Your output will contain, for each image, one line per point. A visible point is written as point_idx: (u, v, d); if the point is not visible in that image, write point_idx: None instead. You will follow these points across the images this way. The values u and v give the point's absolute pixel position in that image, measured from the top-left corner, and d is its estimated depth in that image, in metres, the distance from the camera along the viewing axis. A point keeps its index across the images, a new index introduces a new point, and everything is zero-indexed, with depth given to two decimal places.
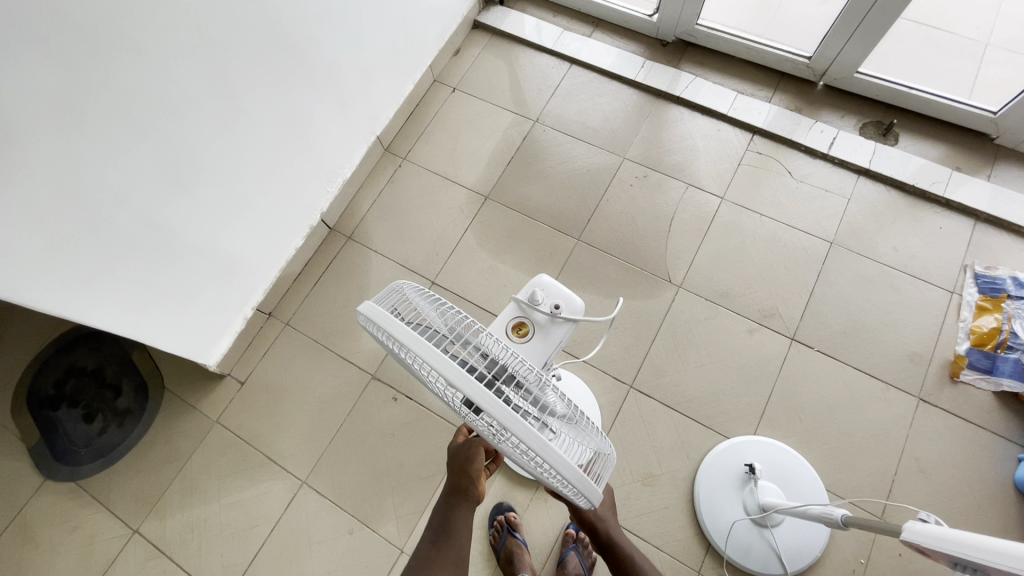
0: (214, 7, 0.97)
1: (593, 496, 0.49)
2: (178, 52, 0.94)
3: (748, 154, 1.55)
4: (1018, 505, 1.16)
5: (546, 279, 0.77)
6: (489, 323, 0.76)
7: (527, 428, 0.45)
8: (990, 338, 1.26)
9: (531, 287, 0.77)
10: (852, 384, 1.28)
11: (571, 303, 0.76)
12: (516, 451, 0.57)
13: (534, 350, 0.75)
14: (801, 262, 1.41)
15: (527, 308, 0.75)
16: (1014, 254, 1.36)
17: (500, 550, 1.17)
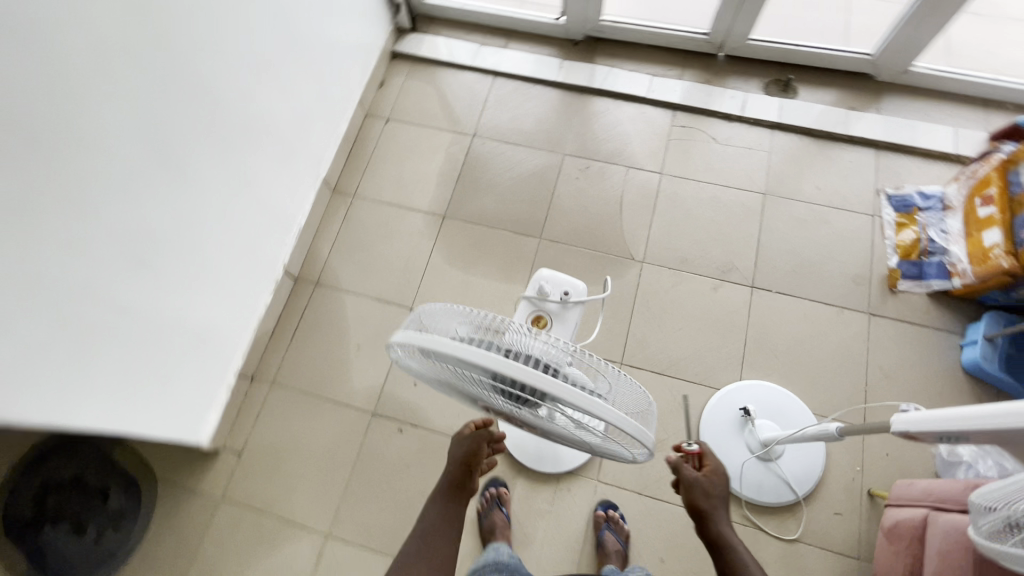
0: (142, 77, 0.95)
1: (642, 441, 0.56)
2: (117, 133, 0.92)
3: (674, 129, 1.68)
4: (970, 385, 1.31)
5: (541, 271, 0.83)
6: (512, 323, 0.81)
7: (578, 395, 0.52)
8: (913, 249, 1.43)
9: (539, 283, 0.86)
10: (811, 314, 1.42)
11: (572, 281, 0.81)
12: (564, 427, 0.63)
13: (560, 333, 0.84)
14: (743, 216, 1.54)
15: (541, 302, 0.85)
16: (914, 172, 1.55)
17: (483, 518, 1.24)
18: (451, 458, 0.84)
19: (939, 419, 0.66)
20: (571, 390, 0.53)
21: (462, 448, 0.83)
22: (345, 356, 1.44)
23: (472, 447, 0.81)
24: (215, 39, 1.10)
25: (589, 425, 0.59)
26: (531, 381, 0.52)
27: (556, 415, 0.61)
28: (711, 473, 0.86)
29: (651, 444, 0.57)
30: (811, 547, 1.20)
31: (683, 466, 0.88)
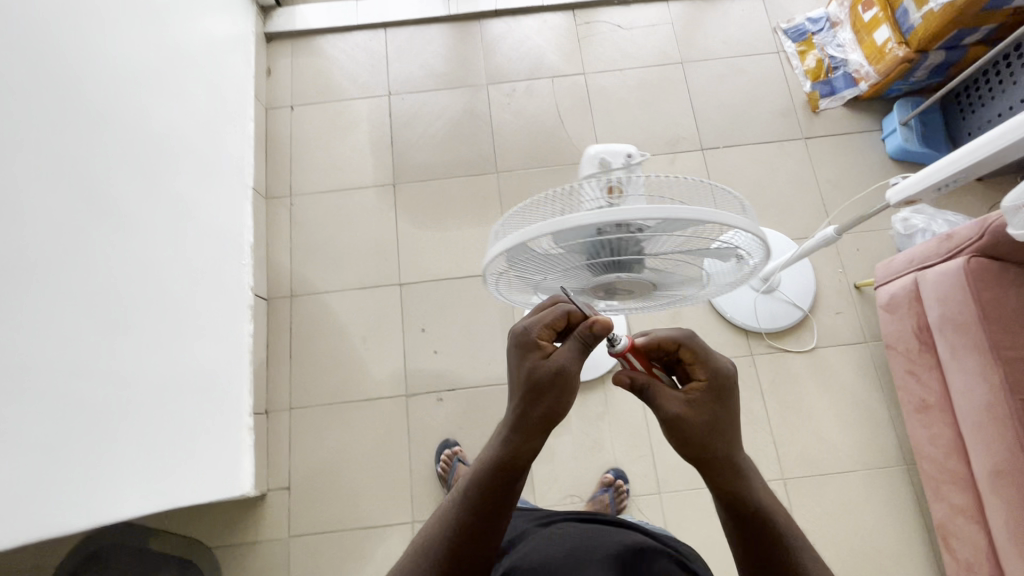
0: (52, 114, 0.81)
1: (758, 235, 0.57)
2: (49, 184, 0.79)
3: (579, 28, 1.69)
4: (899, 169, 1.50)
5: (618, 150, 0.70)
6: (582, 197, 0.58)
7: (679, 210, 0.52)
8: (819, 70, 1.57)
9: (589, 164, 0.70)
10: (759, 155, 1.53)
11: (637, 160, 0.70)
12: (671, 267, 0.63)
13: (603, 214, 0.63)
14: (671, 88, 1.61)
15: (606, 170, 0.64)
16: (796, 3, 1.68)
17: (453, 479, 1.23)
18: (513, 424, 0.59)
19: (924, 180, 0.85)
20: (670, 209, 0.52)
21: (541, 401, 0.58)
22: (355, 354, 1.38)
23: (556, 395, 0.58)
24: (106, 62, 0.96)
25: (696, 246, 0.58)
26: (631, 218, 0.52)
27: (662, 259, 0.61)
28: (710, 398, 0.60)
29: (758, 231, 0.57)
30: (829, 348, 1.35)
31: (671, 408, 0.59)
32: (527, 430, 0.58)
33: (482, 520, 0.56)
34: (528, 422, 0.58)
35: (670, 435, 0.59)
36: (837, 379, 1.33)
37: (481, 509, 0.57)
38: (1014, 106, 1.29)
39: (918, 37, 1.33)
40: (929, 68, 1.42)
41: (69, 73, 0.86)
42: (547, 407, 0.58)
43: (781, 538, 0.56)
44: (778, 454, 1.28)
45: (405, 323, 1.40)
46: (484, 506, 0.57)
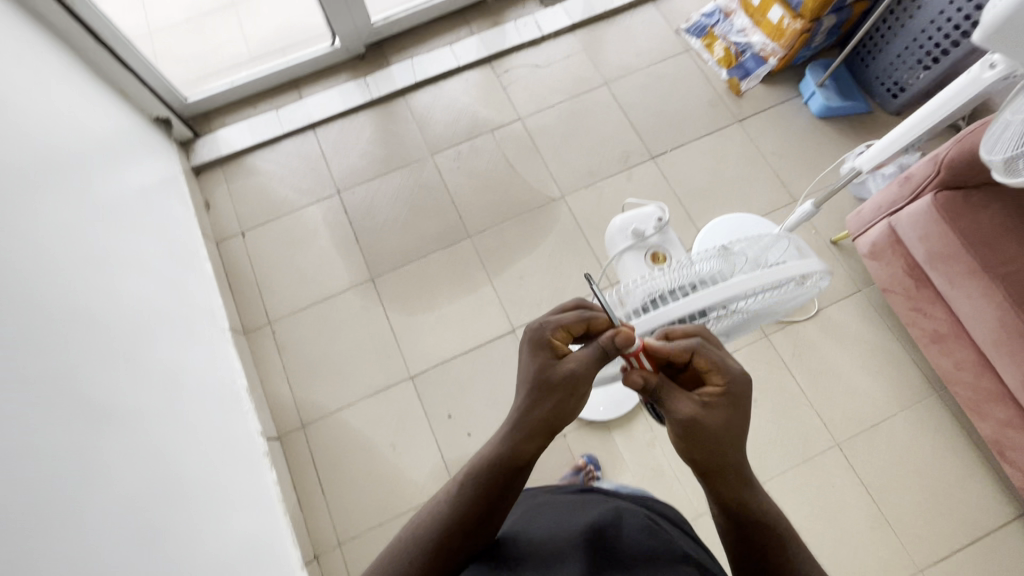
0: (25, 335, 0.74)
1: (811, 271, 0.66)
2: (44, 412, 0.71)
3: (501, 77, 1.73)
4: (829, 125, 1.61)
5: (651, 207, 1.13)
6: (638, 266, 1.11)
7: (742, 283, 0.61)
8: (729, 58, 1.68)
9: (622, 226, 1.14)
10: (704, 149, 1.60)
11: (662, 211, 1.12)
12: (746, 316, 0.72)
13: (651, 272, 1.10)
14: (604, 110, 1.67)
15: (643, 241, 1.11)
16: (687, 3, 1.80)
17: None
18: (518, 423, 0.64)
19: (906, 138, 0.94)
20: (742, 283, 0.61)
21: (544, 404, 0.64)
22: (389, 463, 1.31)
23: (562, 396, 0.64)
24: (58, 259, 0.88)
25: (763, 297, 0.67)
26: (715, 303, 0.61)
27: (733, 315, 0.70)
28: (723, 404, 0.60)
29: (819, 268, 0.66)
30: (832, 306, 1.41)
31: (682, 421, 0.59)
32: (529, 432, 0.64)
33: (481, 512, 0.62)
34: (527, 422, 0.64)
35: (684, 438, 0.60)
36: (850, 333, 1.38)
37: (484, 494, 0.63)
38: (913, 43, 1.42)
39: (807, 7, 1.44)
40: (826, 31, 1.54)
41: (27, 285, 0.78)
42: (549, 413, 0.64)
43: (783, 545, 0.59)
44: (825, 422, 1.31)
45: (430, 415, 1.35)
46: (484, 496, 0.63)
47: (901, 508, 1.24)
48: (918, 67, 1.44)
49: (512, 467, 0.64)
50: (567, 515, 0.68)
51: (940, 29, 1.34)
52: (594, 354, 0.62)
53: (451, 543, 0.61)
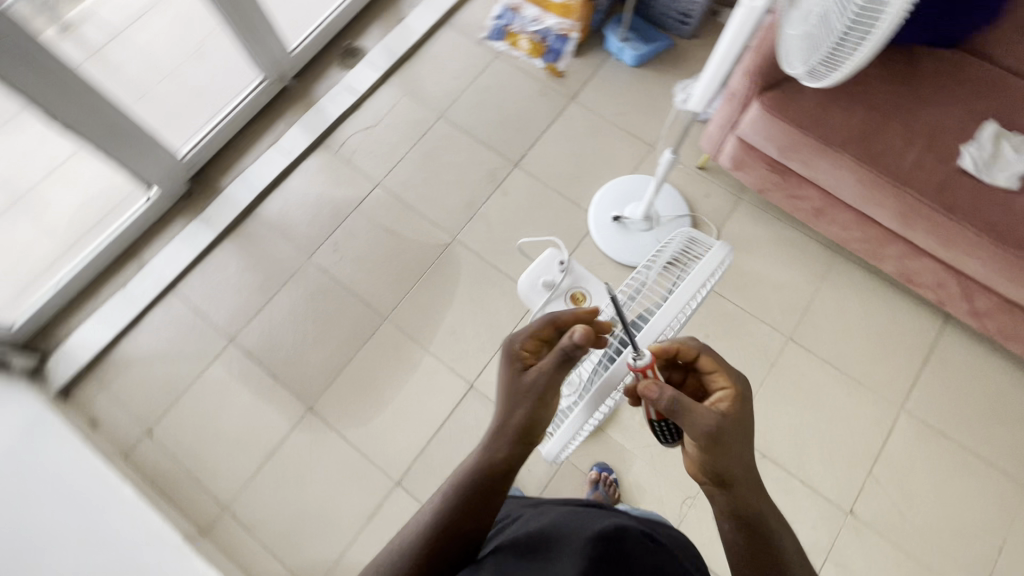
0: None
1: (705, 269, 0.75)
2: None
3: (339, 152, 1.67)
4: (647, 70, 1.73)
5: (547, 251, 1.07)
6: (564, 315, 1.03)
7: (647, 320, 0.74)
8: (537, 46, 1.74)
9: (531, 284, 1.07)
10: (556, 136, 1.66)
11: (557, 252, 1.07)
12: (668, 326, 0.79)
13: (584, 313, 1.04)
14: (451, 141, 1.67)
15: (557, 287, 1.05)
16: (476, 13, 1.85)
17: None
18: (499, 435, 0.66)
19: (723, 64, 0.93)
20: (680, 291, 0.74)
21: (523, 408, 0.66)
22: None
23: (534, 403, 0.66)
24: None
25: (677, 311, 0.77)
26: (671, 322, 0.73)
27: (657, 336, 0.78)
28: (732, 402, 0.64)
29: (722, 253, 0.76)
30: (727, 223, 1.51)
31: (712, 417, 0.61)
32: (511, 443, 0.66)
33: (461, 521, 0.62)
34: (505, 430, 0.66)
35: (711, 442, 0.61)
36: (752, 239, 1.49)
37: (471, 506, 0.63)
38: None
39: None
40: None
41: None
42: (526, 422, 0.66)
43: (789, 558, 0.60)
44: (771, 323, 1.40)
45: None
46: (467, 510, 0.63)
47: (862, 363, 1.36)
48: None
49: (495, 479, 0.65)
50: (566, 518, 0.64)
51: None
52: (555, 358, 0.66)
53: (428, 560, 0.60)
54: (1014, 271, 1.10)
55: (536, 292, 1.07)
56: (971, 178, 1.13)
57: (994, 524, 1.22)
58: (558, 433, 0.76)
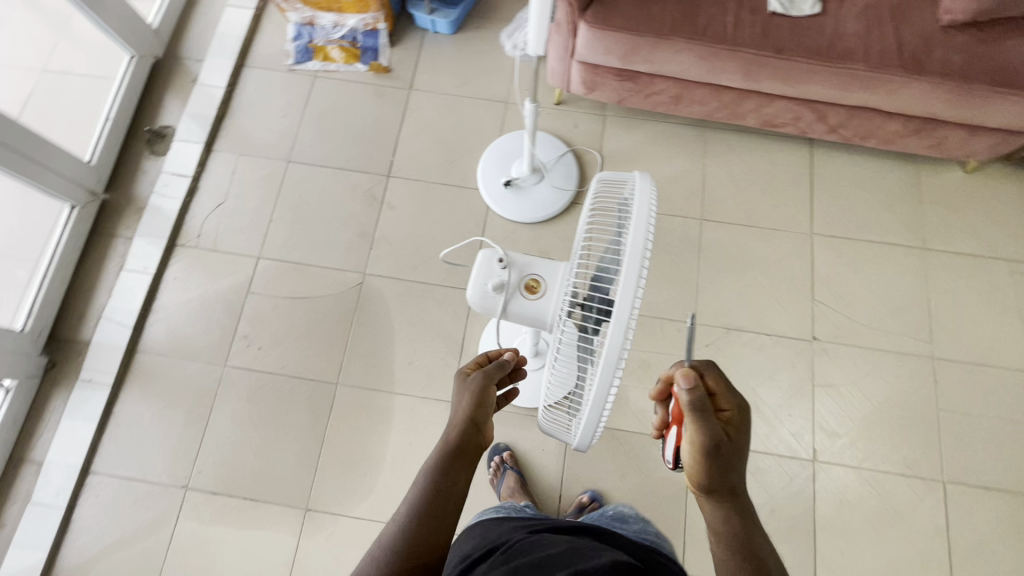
0: None
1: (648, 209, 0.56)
2: None
3: (200, 243, 1.50)
4: (466, 32, 1.70)
5: (480, 255, 0.81)
6: (528, 316, 0.78)
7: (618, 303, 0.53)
8: (351, 51, 1.66)
9: (479, 297, 0.80)
10: (413, 131, 1.60)
11: (492, 249, 0.81)
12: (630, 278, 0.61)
13: (549, 300, 0.77)
14: (312, 181, 1.56)
15: (508, 286, 0.79)
16: (271, 44, 1.71)
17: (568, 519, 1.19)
18: (451, 428, 0.63)
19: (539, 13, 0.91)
20: (631, 239, 0.55)
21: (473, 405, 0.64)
22: None
23: (480, 396, 0.64)
24: None
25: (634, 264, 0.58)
26: (639, 279, 0.53)
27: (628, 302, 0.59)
28: (738, 428, 0.59)
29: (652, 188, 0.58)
30: (605, 143, 1.55)
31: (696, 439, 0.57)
32: (464, 430, 0.62)
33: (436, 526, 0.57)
34: (455, 425, 0.63)
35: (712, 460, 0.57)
36: (632, 147, 1.55)
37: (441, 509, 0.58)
38: None
39: None
40: None
41: None
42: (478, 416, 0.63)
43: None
44: (682, 213, 1.48)
45: None
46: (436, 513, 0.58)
47: (767, 211, 1.48)
48: None
49: (454, 462, 0.60)
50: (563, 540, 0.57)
51: None
52: (494, 366, 0.68)
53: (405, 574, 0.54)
54: (849, 80, 1.22)
55: (490, 302, 0.80)
56: (783, 17, 1.24)
57: (918, 292, 1.40)
58: (582, 426, 0.57)
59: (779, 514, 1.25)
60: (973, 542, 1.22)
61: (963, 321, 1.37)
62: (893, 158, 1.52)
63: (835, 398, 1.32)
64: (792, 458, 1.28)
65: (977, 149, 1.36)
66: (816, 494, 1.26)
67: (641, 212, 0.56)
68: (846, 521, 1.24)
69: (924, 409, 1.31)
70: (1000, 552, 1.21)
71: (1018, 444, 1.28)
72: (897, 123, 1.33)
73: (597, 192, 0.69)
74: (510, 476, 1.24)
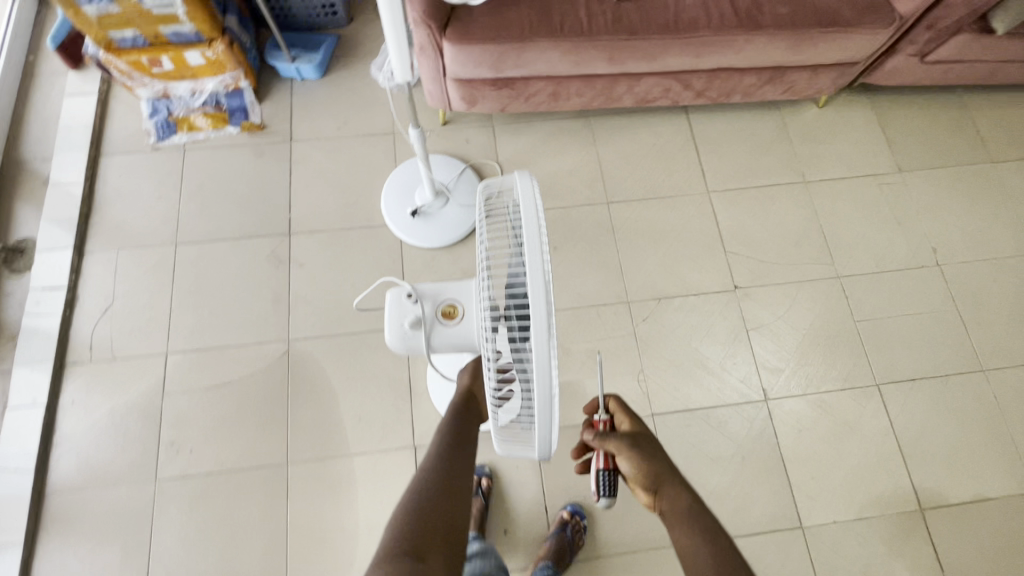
0: None
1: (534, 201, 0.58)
2: None
3: (95, 356, 1.35)
4: (334, 72, 1.66)
5: (389, 296, 0.79)
6: (452, 344, 0.77)
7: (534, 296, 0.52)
8: (217, 116, 1.57)
9: (400, 339, 0.79)
10: (304, 182, 1.53)
11: (399, 287, 0.79)
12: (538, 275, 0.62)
13: (470, 321, 0.76)
14: (208, 258, 1.45)
15: (425, 320, 0.77)
16: (126, 126, 1.58)
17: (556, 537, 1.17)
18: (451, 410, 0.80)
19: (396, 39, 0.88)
20: (526, 233, 0.55)
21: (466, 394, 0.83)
22: None
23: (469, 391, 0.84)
24: None
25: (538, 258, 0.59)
26: (545, 270, 0.53)
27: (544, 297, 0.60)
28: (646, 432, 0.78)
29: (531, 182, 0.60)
30: (499, 151, 1.57)
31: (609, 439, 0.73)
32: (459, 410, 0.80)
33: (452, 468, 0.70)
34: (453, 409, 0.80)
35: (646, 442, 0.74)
36: (526, 149, 1.57)
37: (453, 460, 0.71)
38: None
39: (205, 27, 1.38)
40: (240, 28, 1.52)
41: None
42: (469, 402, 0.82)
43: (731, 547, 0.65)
44: (589, 201, 1.52)
45: None
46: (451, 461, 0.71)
47: (664, 180, 1.55)
48: None
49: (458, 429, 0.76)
50: None
51: None
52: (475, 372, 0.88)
53: (433, 500, 0.66)
54: (701, 47, 1.31)
55: (412, 341, 0.79)
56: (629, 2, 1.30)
57: (810, 222, 1.52)
58: (540, 434, 0.55)
59: (749, 458, 1.30)
60: (915, 431, 1.33)
61: (853, 238, 1.50)
62: (758, 108, 1.65)
63: (768, 336, 1.40)
64: (747, 403, 1.34)
65: (823, 85, 1.50)
66: (776, 429, 1.32)
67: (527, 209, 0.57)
68: (808, 447, 1.31)
69: (844, 325, 1.42)
70: (938, 431, 1.33)
71: (926, 332, 1.42)
72: (752, 76, 1.45)
73: (484, 203, 0.69)
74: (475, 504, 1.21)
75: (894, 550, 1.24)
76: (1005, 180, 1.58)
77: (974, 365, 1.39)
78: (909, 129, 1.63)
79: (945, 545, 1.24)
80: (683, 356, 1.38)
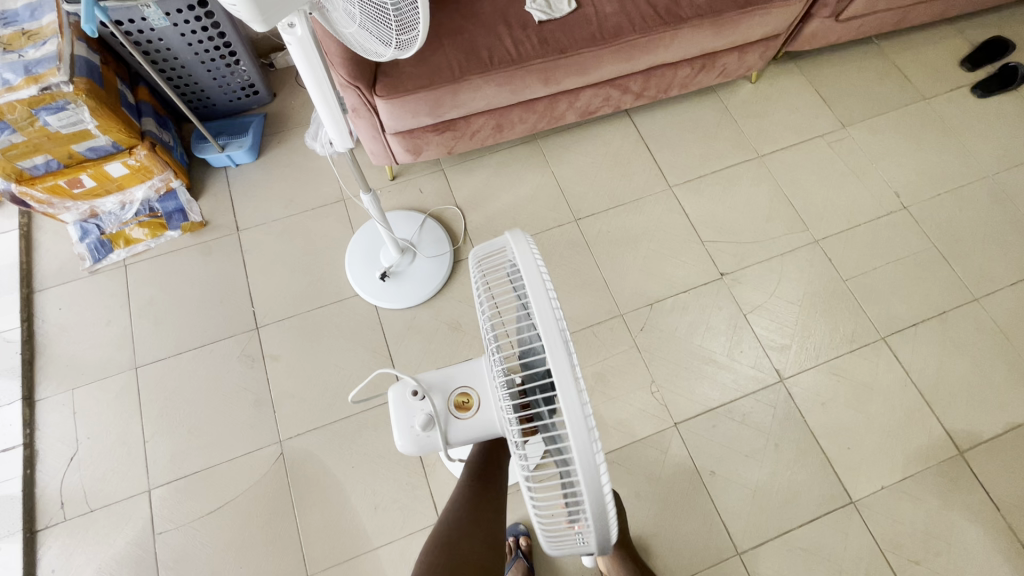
0: None
1: (531, 260, 0.55)
2: None
3: (70, 512, 1.22)
4: (269, 152, 1.60)
5: (391, 396, 0.73)
6: (473, 440, 0.71)
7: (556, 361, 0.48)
8: (154, 223, 1.47)
9: (413, 444, 0.71)
10: (263, 271, 1.45)
11: (401, 384, 0.73)
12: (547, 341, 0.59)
13: (487, 409, 0.70)
14: (175, 375, 1.34)
15: (438, 416, 0.70)
16: (57, 255, 1.47)
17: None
18: (471, 462, 0.83)
19: (331, 116, 0.83)
20: (531, 293, 0.51)
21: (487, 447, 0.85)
22: None
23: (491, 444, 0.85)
24: None
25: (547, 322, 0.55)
26: (559, 325, 0.50)
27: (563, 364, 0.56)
28: None
29: (524, 238, 0.57)
30: (456, 194, 1.53)
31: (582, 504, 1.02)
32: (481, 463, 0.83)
33: (469, 521, 0.75)
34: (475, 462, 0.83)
35: None
36: (482, 186, 1.54)
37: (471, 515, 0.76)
38: (203, 61, 1.42)
39: (122, 136, 1.30)
40: (161, 129, 1.44)
41: None
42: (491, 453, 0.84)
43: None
44: (558, 223, 1.49)
45: None
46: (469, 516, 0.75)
47: (626, 187, 1.54)
48: (234, 66, 1.47)
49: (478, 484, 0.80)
50: None
51: (198, 35, 1.34)
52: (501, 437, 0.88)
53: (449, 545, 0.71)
54: (631, 50, 1.32)
55: (427, 442, 0.71)
56: (551, 22, 1.29)
57: (776, 194, 1.53)
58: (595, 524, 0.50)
59: (783, 444, 1.26)
60: (932, 375, 1.32)
61: (820, 200, 1.52)
62: (696, 97, 1.67)
63: (766, 316, 1.38)
64: (764, 388, 1.31)
65: (753, 62, 1.53)
66: (801, 407, 1.29)
67: (528, 270, 0.53)
68: (836, 418, 1.28)
69: (836, 286, 1.41)
70: (954, 370, 1.32)
71: (914, 276, 1.42)
72: (684, 68, 1.46)
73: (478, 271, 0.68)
74: (518, 568, 1.13)
75: (948, 501, 1.21)
76: (941, 113, 1.63)
77: (967, 297, 1.39)
78: (842, 85, 1.67)
79: (993, 483, 1.22)
80: (691, 357, 1.34)
